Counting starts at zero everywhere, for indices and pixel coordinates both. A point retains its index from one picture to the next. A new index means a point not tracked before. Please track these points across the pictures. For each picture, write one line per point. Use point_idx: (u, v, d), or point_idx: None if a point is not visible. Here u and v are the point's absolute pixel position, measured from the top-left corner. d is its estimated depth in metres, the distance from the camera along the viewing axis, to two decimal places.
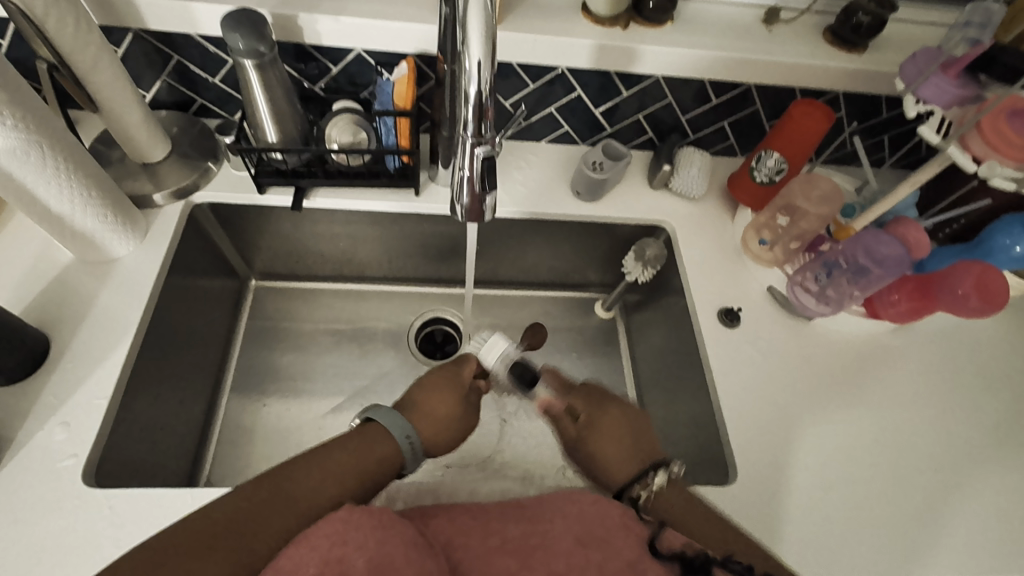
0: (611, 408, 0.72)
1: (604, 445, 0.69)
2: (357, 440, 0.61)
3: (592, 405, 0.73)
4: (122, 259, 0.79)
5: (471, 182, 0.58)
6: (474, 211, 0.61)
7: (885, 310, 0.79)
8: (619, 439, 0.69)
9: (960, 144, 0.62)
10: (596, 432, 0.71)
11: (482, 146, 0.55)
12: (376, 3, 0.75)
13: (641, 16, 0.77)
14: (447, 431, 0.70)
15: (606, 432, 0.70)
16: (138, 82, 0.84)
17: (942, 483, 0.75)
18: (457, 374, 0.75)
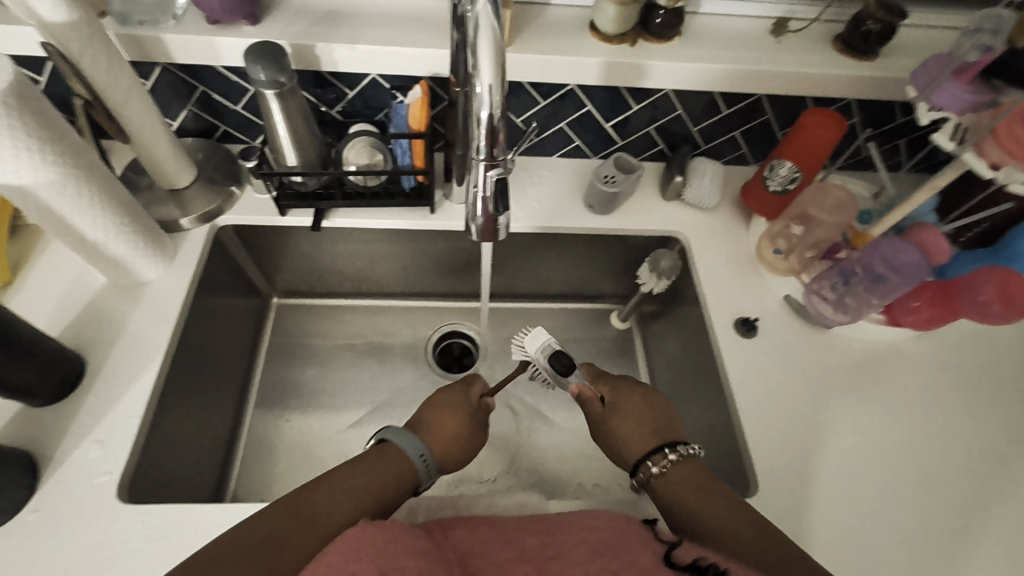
0: (636, 390, 0.73)
1: (626, 425, 0.71)
2: (373, 457, 0.64)
3: (619, 389, 0.75)
4: (151, 282, 0.82)
5: (484, 202, 0.59)
6: (487, 230, 0.62)
7: (905, 319, 0.77)
8: (640, 418, 0.70)
9: (976, 151, 0.61)
10: (620, 413, 0.72)
11: (495, 168, 0.56)
12: (390, 30, 0.77)
13: (649, 32, 0.77)
14: (458, 447, 0.72)
15: (628, 412, 0.72)
16: (166, 111, 0.88)
17: (972, 494, 0.73)
18: (465, 394, 0.79)
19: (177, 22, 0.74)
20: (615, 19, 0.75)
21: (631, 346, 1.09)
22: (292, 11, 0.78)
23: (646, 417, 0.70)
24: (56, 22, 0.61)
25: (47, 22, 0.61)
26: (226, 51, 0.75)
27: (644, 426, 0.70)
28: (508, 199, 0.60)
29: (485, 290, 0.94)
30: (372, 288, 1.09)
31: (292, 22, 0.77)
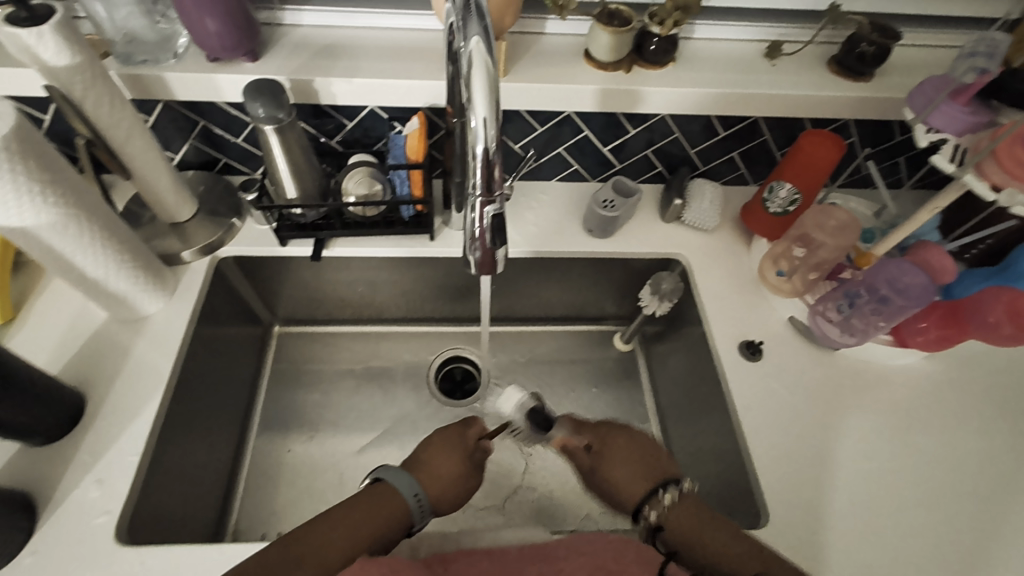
0: (620, 433, 0.72)
1: (619, 471, 0.69)
2: (367, 497, 0.62)
3: (604, 434, 0.74)
4: (152, 316, 0.82)
5: (481, 237, 0.58)
6: (485, 263, 0.61)
7: (913, 340, 0.76)
8: (631, 461, 0.69)
9: (977, 172, 0.60)
10: (609, 458, 0.71)
11: (492, 204, 0.55)
12: (387, 63, 0.78)
13: (643, 58, 0.78)
14: (454, 489, 0.69)
15: (617, 457, 0.70)
16: (168, 146, 0.89)
17: (993, 521, 0.70)
18: (462, 434, 0.74)
19: (177, 60, 0.75)
20: (609, 47, 0.75)
21: (635, 368, 1.08)
22: (290, 47, 0.79)
23: (635, 456, 0.69)
24: (59, 65, 0.62)
25: (50, 66, 0.62)
26: (226, 87, 0.76)
27: (635, 467, 0.68)
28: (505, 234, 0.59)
29: (485, 315, 0.90)
30: (374, 314, 1.09)
31: (291, 57, 0.78)
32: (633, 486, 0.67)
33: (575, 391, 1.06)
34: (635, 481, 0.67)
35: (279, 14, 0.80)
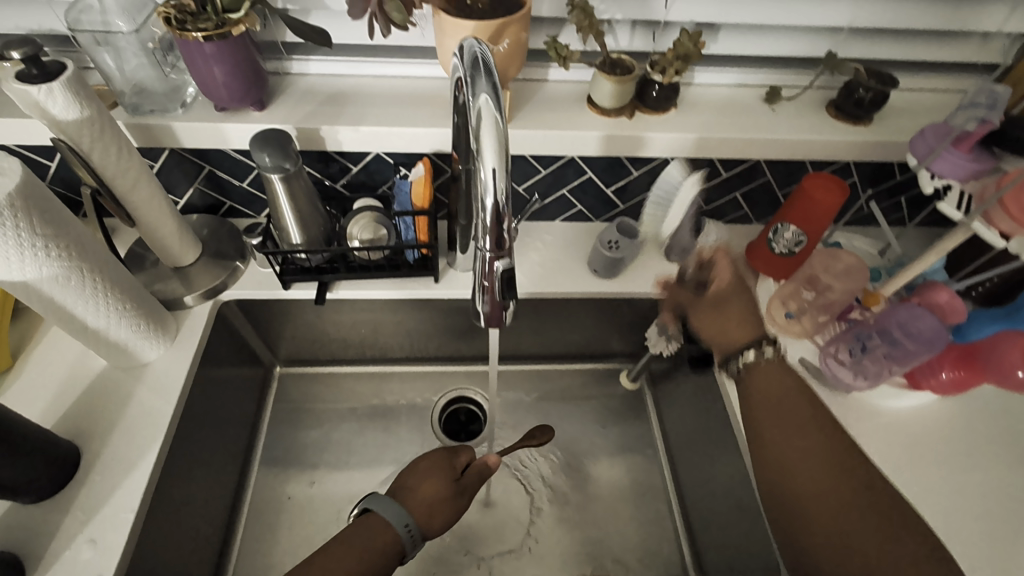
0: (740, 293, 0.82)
1: (727, 324, 0.81)
2: (357, 533, 0.64)
3: (729, 286, 0.83)
4: (151, 363, 0.80)
5: (490, 290, 0.57)
6: (493, 317, 0.60)
7: (927, 382, 0.76)
8: (739, 319, 0.80)
9: (985, 219, 0.60)
10: (724, 311, 0.82)
11: (501, 260, 0.54)
12: (393, 111, 0.79)
13: (645, 105, 0.79)
14: (444, 512, 0.69)
15: (729, 314, 0.81)
16: (172, 191, 0.89)
17: None
18: (451, 460, 0.74)
19: (185, 110, 0.76)
20: (612, 95, 0.76)
21: (642, 406, 1.07)
22: (297, 95, 0.80)
23: (748, 317, 0.80)
24: (68, 120, 0.62)
25: (58, 119, 0.62)
26: (232, 136, 0.76)
27: (741, 323, 0.80)
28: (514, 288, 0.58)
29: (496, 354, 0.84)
30: (377, 354, 1.08)
31: (298, 106, 0.78)
32: (735, 334, 0.79)
33: (582, 431, 1.05)
34: (738, 329, 0.79)
35: (286, 64, 0.81)
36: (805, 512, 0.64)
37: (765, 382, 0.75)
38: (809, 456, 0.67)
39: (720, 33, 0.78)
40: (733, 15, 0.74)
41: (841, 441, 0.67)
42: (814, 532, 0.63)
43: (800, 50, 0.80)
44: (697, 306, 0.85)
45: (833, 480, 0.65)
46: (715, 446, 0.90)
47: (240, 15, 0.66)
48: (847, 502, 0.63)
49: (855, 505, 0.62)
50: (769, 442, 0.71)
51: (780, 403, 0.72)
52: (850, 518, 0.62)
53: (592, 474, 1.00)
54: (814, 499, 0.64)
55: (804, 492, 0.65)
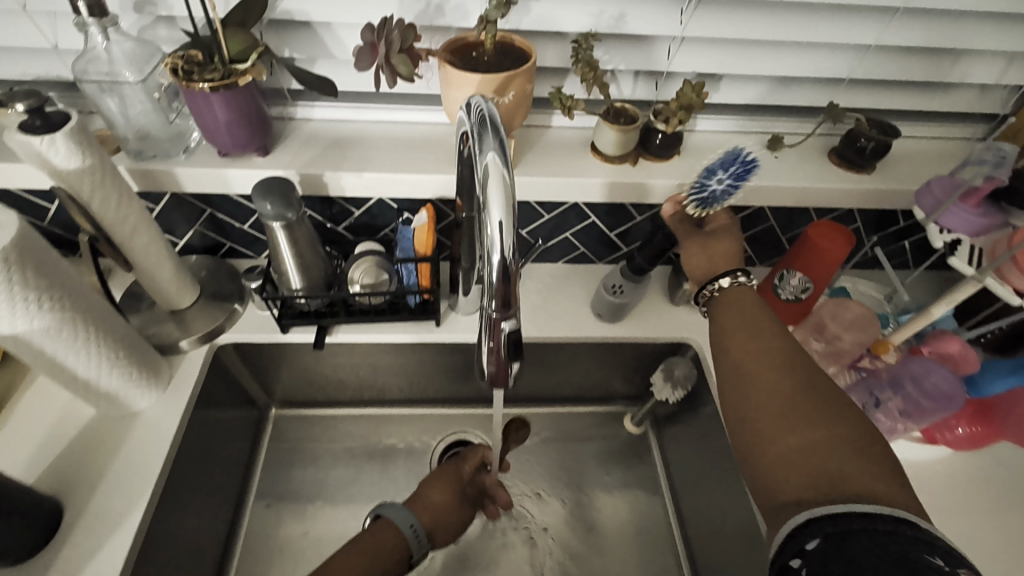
0: (732, 231, 0.71)
1: (711, 256, 0.69)
2: (371, 532, 0.73)
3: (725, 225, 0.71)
4: (142, 411, 0.78)
5: (494, 350, 0.52)
6: (498, 378, 0.55)
7: (942, 436, 0.74)
8: (724, 254, 0.69)
9: (998, 276, 0.59)
10: (715, 240, 0.70)
11: (507, 321, 0.50)
12: (396, 156, 0.78)
13: (649, 151, 0.78)
14: (445, 516, 0.82)
15: (715, 246, 0.69)
16: (172, 231, 0.88)
17: None
18: (458, 469, 0.88)
19: (187, 155, 0.75)
20: (615, 143, 0.76)
21: (647, 451, 1.04)
22: (301, 140, 0.79)
23: (732, 253, 0.69)
24: (69, 169, 0.61)
25: (60, 169, 0.61)
26: (235, 181, 0.76)
27: (719, 254, 0.69)
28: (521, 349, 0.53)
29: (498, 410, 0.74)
30: (375, 396, 1.05)
31: (301, 151, 0.78)
32: (705, 267, 0.70)
33: (585, 477, 1.02)
34: (711, 261, 0.69)
35: (291, 109, 0.81)
36: (783, 445, 0.54)
37: (733, 309, 0.65)
38: (769, 372, 0.59)
39: (721, 83, 0.79)
40: (735, 66, 0.75)
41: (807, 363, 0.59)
42: (773, 453, 0.54)
43: (801, 100, 0.81)
44: (689, 240, 0.71)
45: (796, 397, 0.56)
46: (723, 496, 0.87)
47: (247, 66, 0.65)
48: (807, 418, 0.54)
49: (821, 422, 0.54)
50: (745, 374, 0.60)
51: (757, 333, 0.62)
52: (804, 430, 0.53)
53: (596, 524, 0.97)
54: (768, 416, 0.56)
55: (765, 412, 0.56)
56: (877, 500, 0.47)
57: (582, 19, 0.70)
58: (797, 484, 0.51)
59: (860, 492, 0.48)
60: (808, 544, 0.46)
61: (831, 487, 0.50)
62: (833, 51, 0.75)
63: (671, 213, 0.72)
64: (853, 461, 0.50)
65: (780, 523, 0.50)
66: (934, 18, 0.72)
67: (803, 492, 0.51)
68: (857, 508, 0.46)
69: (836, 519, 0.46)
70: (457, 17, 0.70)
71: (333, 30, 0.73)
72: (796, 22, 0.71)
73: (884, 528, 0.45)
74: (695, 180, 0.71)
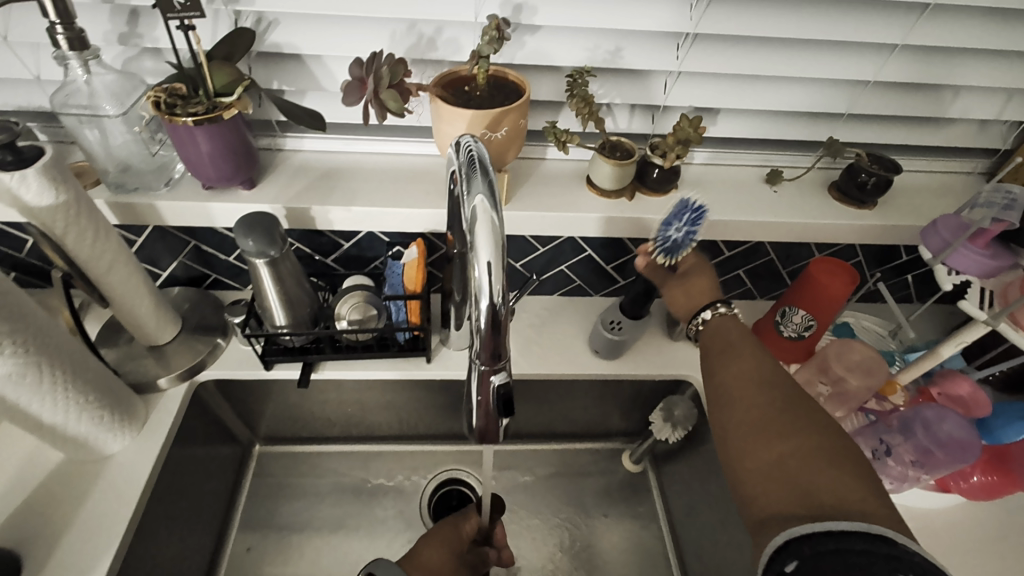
0: (703, 268, 0.73)
1: (690, 294, 0.72)
2: None
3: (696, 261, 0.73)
4: (114, 455, 0.74)
5: (484, 406, 0.50)
6: (488, 433, 0.52)
7: (956, 485, 0.69)
8: (700, 290, 0.71)
9: (1013, 322, 0.57)
10: (688, 280, 0.72)
11: (496, 375, 0.48)
12: (386, 189, 0.76)
13: (646, 186, 0.76)
14: None
15: (693, 283, 0.72)
16: (155, 263, 0.85)
17: None
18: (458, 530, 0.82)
19: (170, 188, 0.73)
20: (612, 177, 0.74)
21: (646, 491, 1.00)
22: (289, 172, 0.77)
23: (709, 288, 0.72)
24: (42, 206, 0.59)
25: (32, 206, 0.59)
26: (219, 215, 0.73)
27: (697, 291, 0.71)
28: (512, 405, 0.51)
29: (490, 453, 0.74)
30: (363, 432, 1.01)
31: (289, 184, 0.76)
32: (689, 307, 0.72)
33: (582, 519, 0.97)
34: (692, 300, 0.71)
35: (279, 140, 0.79)
36: (763, 462, 0.54)
37: (716, 339, 0.67)
38: (748, 386, 0.59)
39: (719, 117, 0.77)
40: (733, 100, 0.74)
41: (789, 379, 0.60)
42: (753, 467, 0.54)
43: (800, 133, 0.79)
44: (668, 287, 0.73)
45: (776, 413, 0.56)
46: (728, 544, 0.83)
47: (233, 99, 0.63)
48: (784, 429, 0.54)
49: (800, 439, 0.53)
50: (726, 391, 0.61)
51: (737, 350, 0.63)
52: (781, 444, 0.54)
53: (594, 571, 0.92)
54: (748, 430, 0.56)
55: (745, 426, 0.57)
56: (853, 515, 0.47)
57: (576, 54, 0.69)
58: (776, 501, 0.51)
59: (837, 508, 0.47)
60: (787, 566, 0.45)
61: (808, 500, 0.49)
62: (832, 86, 0.74)
63: (645, 265, 0.72)
64: (830, 476, 0.50)
65: (764, 540, 0.49)
66: (931, 54, 0.71)
67: (782, 506, 0.50)
68: (836, 525, 0.46)
69: (816, 539, 0.45)
70: (449, 51, 0.69)
71: (323, 62, 0.71)
72: (792, 58, 0.70)
73: (858, 546, 0.44)
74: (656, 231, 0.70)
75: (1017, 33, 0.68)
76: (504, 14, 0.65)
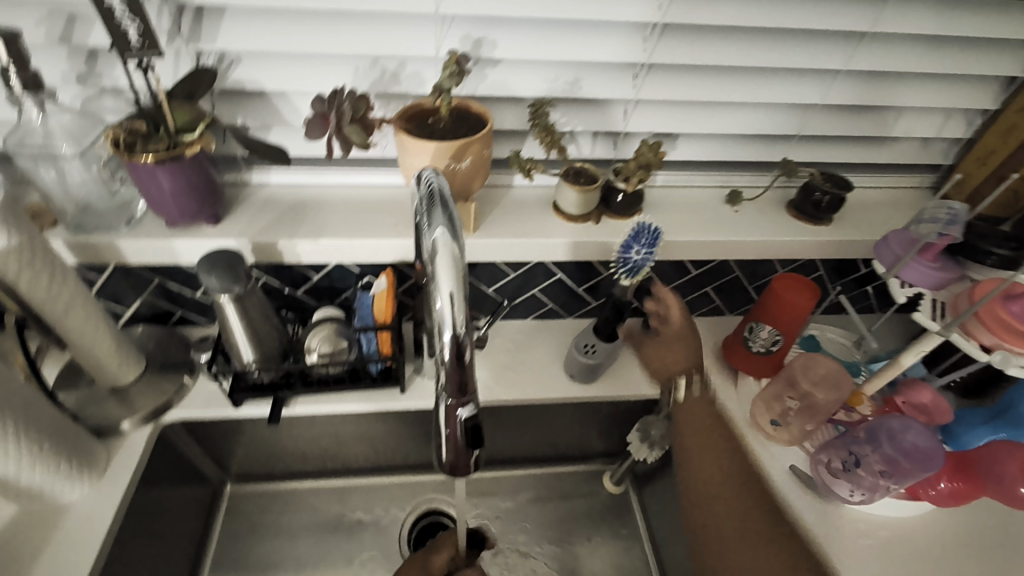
0: (684, 324, 0.76)
1: (668, 353, 0.77)
2: None
3: (679, 315, 0.76)
4: (72, 505, 0.70)
5: (452, 438, 0.50)
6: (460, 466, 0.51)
7: (925, 493, 0.70)
8: (676, 353, 0.77)
9: (963, 331, 0.59)
10: (668, 341, 0.77)
11: (464, 408, 0.49)
12: (355, 221, 0.76)
13: (611, 210, 0.78)
14: None
15: (670, 343, 0.77)
16: (119, 302, 0.83)
17: None
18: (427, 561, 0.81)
19: (131, 227, 0.72)
20: (577, 203, 0.75)
21: (629, 512, 1.00)
22: (256, 207, 0.77)
23: (687, 347, 0.76)
24: None
25: None
26: (183, 251, 0.72)
27: (673, 351, 0.77)
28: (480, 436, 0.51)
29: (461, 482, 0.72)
30: (340, 466, 0.98)
31: (255, 218, 0.75)
32: (665, 365, 0.77)
33: (567, 546, 0.96)
34: (668, 363, 0.77)
35: (245, 175, 0.78)
36: (732, 555, 0.67)
37: (687, 420, 0.75)
38: (717, 526, 0.69)
39: (678, 141, 0.80)
40: (690, 125, 0.76)
41: (763, 498, 0.70)
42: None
43: (757, 154, 0.82)
44: (648, 346, 0.79)
45: (739, 529, 0.68)
46: None
47: (194, 136, 0.63)
48: (744, 520, 0.68)
49: (758, 524, 0.67)
50: (715, 524, 0.70)
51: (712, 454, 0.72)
52: (747, 542, 0.67)
53: None
54: (710, 534, 0.70)
55: (724, 554, 0.67)
56: None
57: (537, 84, 0.71)
58: None
59: None
60: None
61: None
62: (783, 111, 0.78)
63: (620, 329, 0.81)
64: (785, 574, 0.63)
65: None
66: (873, 79, 0.75)
67: None
68: None
69: None
70: (412, 84, 0.70)
71: (287, 97, 0.72)
72: (743, 84, 0.73)
73: None
74: (617, 254, 0.73)
75: (948, 58, 0.73)
76: (464, 48, 0.66)
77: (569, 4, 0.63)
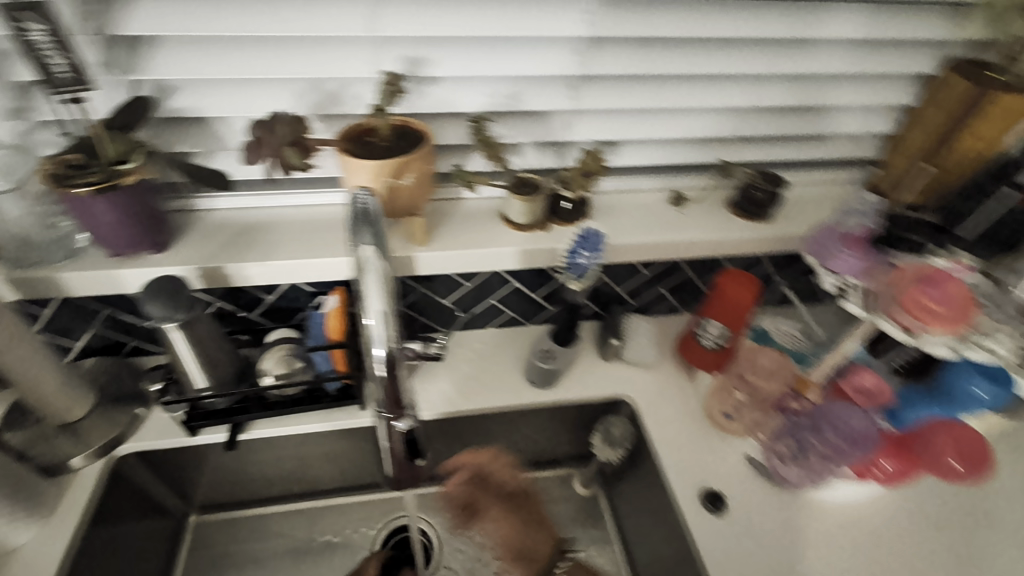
0: (500, 506, 0.93)
1: (532, 538, 0.92)
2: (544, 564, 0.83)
3: (481, 488, 0.94)
4: (20, 547, 0.70)
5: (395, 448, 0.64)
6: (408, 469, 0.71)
7: (871, 474, 0.72)
8: (516, 530, 0.92)
9: (886, 315, 0.62)
10: (525, 521, 0.93)
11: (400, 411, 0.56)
12: (303, 240, 0.76)
13: (558, 217, 0.79)
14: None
15: (505, 525, 0.93)
16: (67, 335, 0.81)
17: None
18: None
19: (72, 259, 0.71)
20: (524, 212, 0.77)
21: (600, 513, 1.01)
22: (203, 232, 0.76)
23: (518, 528, 0.92)
24: None
25: None
26: (127, 280, 0.72)
27: (534, 529, 0.93)
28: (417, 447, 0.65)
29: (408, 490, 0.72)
30: (307, 488, 0.97)
31: (202, 243, 0.75)
32: (544, 553, 0.90)
33: None
34: (542, 547, 0.91)
35: (191, 201, 0.78)
36: None
37: None
38: None
39: (621, 147, 0.82)
40: (630, 133, 0.79)
41: None
42: None
43: (697, 157, 0.85)
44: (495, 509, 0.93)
45: None
46: None
47: (131, 166, 0.62)
48: None
49: None
50: None
51: None
52: None
53: None
54: None
55: None
56: None
57: (477, 99, 0.72)
58: None
59: None
60: None
61: None
62: (718, 114, 0.81)
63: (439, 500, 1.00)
64: None
65: None
66: (797, 81, 0.79)
67: None
68: None
69: None
70: (353, 104, 0.71)
71: (229, 122, 0.72)
72: (677, 92, 0.76)
73: None
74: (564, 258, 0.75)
75: (867, 59, 0.77)
76: (401, 67, 0.67)
77: (500, 22, 0.65)
